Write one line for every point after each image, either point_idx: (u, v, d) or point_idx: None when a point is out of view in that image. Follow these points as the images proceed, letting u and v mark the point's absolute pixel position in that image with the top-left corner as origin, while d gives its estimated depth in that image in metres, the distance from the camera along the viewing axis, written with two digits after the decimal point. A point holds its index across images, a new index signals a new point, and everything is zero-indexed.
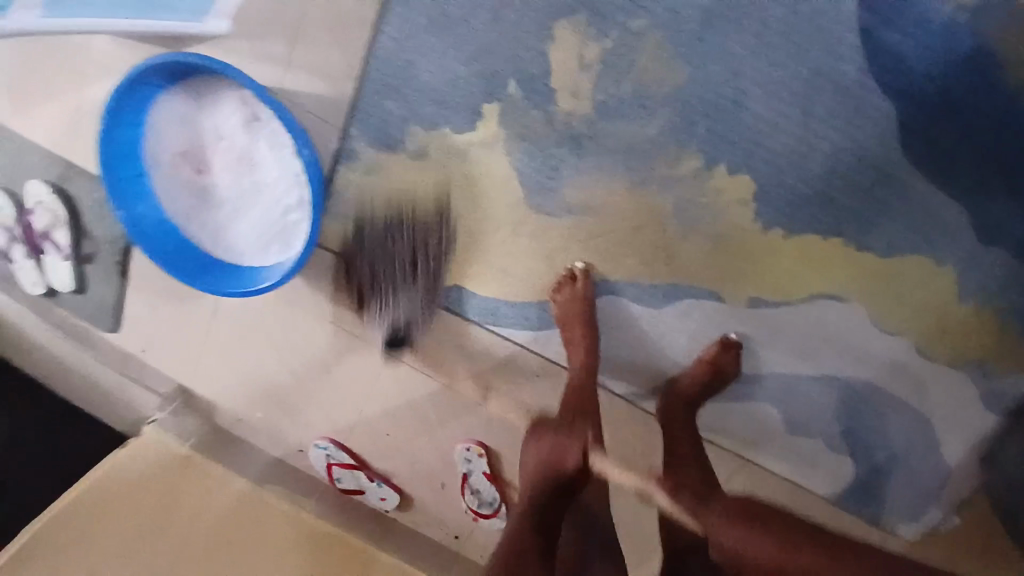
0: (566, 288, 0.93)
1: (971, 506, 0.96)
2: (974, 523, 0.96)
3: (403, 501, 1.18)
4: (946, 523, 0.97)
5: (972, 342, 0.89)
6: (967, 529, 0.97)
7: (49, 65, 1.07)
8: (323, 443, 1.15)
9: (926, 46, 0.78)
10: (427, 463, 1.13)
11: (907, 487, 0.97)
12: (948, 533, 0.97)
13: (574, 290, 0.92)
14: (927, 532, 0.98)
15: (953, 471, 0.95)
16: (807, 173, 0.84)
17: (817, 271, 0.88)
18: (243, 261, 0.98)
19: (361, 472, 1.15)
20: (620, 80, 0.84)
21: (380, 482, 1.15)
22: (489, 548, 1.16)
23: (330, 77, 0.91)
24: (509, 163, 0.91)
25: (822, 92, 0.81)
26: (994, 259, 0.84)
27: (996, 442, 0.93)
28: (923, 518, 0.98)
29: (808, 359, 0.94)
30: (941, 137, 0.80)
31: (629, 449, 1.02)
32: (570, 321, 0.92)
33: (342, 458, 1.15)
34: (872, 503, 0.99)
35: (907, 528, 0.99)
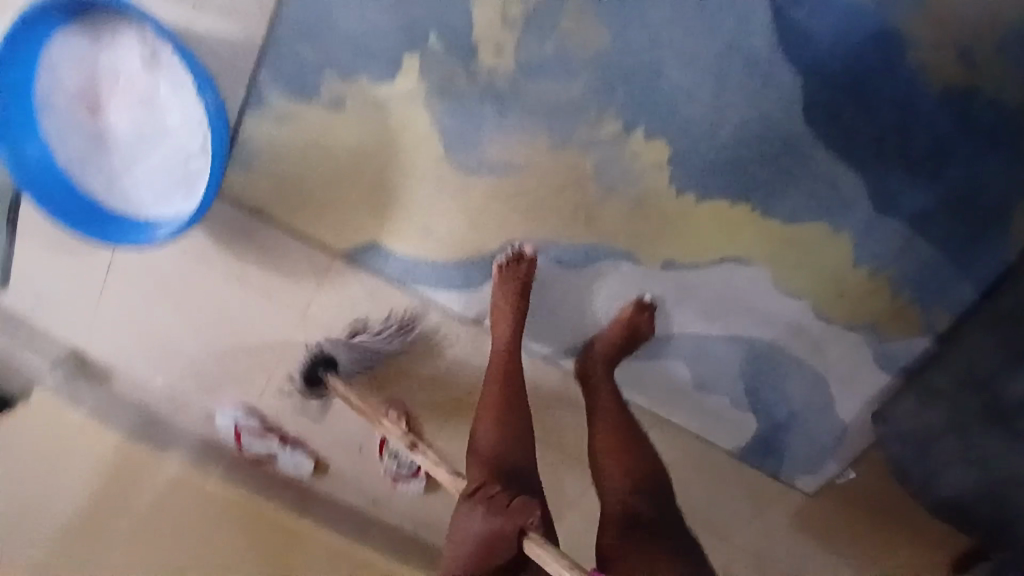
0: (508, 267, 0.93)
1: (857, 459, 1.05)
2: (857, 474, 1.06)
3: (318, 468, 1.14)
4: (836, 477, 1.06)
5: (862, 304, 0.96)
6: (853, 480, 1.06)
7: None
8: (232, 409, 1.11)
9: (832, 21, 0.81)
10: (350, 427, 1.13)
11: (802, 443, 1.05)
12: (836, 483, 1.07)
13: (517, 269, 0.93)
14: (819, 484, 1.07)
15: (842, 426, 1.04)
16: (719, 140, 0.86)
17: (728, 236, 0.92)
18: (144, 212, 0.91)
19: (273, 439, 1.12)
20: (543, 39, 0.84)
21: (293, 449, 1.12)
22: (410, 512, 1.16)
23: (239, 16, 0.85)
24: (431, 120, 0.89)
25: (734, 62, 0.83)
26: (885, 227, 0.91)
27: (880, 399, 1.02)
28: (817, 473, 1.06)
29: (716, 320, 0.99)
30: (845, 109, 0.85)
31: (548, 410, 1.05)
32: (506, 295, 0.93)
33: (253, 425, 1.11)
34: (771, 457, 1.06)
35: (800, 480, 1.07)
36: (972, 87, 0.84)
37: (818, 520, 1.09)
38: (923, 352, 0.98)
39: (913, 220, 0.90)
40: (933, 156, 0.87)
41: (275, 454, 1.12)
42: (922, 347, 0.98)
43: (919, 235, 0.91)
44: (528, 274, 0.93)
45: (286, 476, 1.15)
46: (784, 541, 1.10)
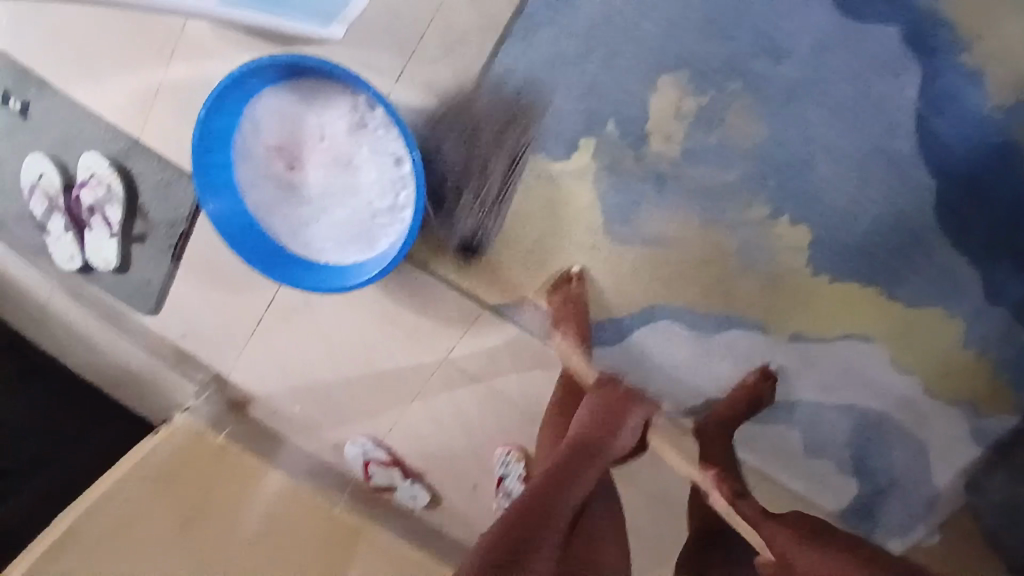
0: (561, 288, 1.01)
1: (948, 527, 1.11)
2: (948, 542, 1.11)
3: (432, 502, 1.19)
4: (924, 541, 1.12)
5: (967, 384, 1.04)
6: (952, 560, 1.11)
7: (136, 33, 1.05)
8: (362, 440, 1.17)
9: (968, 135, 0.91)
10: (466, 467, 1.15)
11: (899, 507, 1.12)
12: (928, 549, 1.12)
13: (569, 289, 1.01)
14: (910, 549, 1.13)
15: (937, 494, 1.10)
16: (855, 229, 0.96)
17: (853, 317, 1.02)
18: (321, 258, 0.99)
19: (396, 470, 1.17)
20: (709, 131, 0.94)
21: (413, 481, 1.17)
22: None
23: (437, 94, 0.97)
24: (595, 195, 0.98)
25: (876, 162, 0.93)
26: (994, 316, 1.00)
27: (975, 470, 1.08)
28: (906, 536, 1.12)
29: (832, 391, 1.07)
30: (969, 209, 0.95)
31: (662, 463, 1.10)
32: (564, 319, 1.00)
33: (379, 455, 1.16)
34: (869, 519, 1.13)
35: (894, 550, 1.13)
36: None
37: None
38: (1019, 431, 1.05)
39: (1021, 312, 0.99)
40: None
41: (396, 485, 1.18)
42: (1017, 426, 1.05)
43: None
44: (578, 281, 1.01)
45: (402, 505, 1.20)
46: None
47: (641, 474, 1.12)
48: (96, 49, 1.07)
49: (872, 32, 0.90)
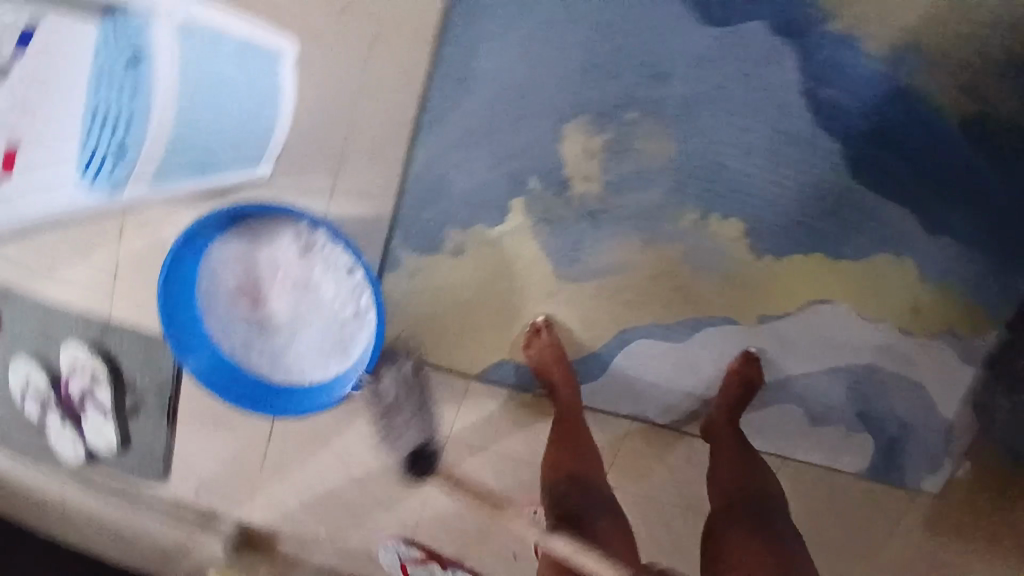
0: (535, 341, 1.04)
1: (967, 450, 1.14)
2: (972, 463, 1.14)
3: None
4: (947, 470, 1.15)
5: (939, 315, 1.08)
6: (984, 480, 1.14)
7: (80, 225, 1.11)
8: (393, 543, 1.13)
9: (852, 96, 0.99)
10: (502, 536, 1.16)
11: (918, 446, 1.14)
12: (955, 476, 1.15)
13: (541, 339, 1.04)
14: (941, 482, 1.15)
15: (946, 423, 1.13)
16: (783, 206, 1.02)
17: (811, 284, 1.06)
18: (305, 379, 1.02)
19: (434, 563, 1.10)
20: (622, 160, 1.00)
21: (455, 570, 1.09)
22: None
23: (370, 199, 1.03)
24: (540, 245, 1.03)
25: (780, 143, 1.00)
26: (940, 245, 1.05)
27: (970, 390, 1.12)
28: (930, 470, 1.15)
29: (817, 357, 1.11)
30: (879, 159, 1.01)
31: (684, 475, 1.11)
32: (546, 366, 1.03)
33: (413, 554, 1.12)
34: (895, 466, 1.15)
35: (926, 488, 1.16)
36: (984, 118, 0.99)
37: (959, 523, 1.16)
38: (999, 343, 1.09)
39: (963, 235, 1.04)
40: (971, 180, 1.02)
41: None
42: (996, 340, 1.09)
43: (974, 246, 1.05)
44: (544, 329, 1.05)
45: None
46: (928, 547, 1.18)
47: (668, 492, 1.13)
48: (46, 251, 1.12)
49: (744, 33, 0.97)
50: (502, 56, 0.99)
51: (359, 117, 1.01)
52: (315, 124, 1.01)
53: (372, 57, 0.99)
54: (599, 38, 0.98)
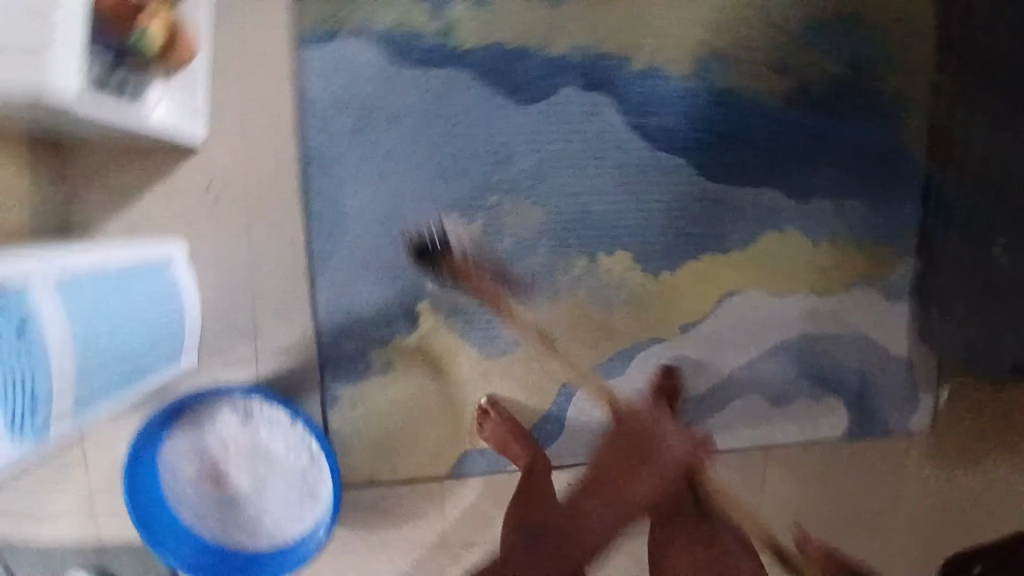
0: (487, 422, 1.09)
1: (918, 375, 1.21)
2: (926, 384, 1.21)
3: None
4: (908, 399, 1.21)
5: (839, 268, 1.17)
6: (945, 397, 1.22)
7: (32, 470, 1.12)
8: None
9: (676, 113, 1.07)
10: None
11: (877, 387, 1.21)
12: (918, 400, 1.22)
13: (493, 418, 1.09)
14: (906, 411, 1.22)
15: (888, 356, 1.20)
16: (658, 225, 1.10)
17: (714, 283, 1.14)
18: (286, 534, 1.07)
19: None
20: (501, 238, 1.08)
21: None
22: None
23: (293, 351, 1.08)
24: (458, 337, 1.09)
25: (631, 174, 1.08)
26: (813, 207, 1.14)
27: (899, 320, 1.20)
28: (893, 406, 1.21)
29: (748, 345, 1.17)
30: (726, 156, 1.10)
31: None
32: (506, 441, 1.08)
33: None
34: (864, 412, 1.21)
35: (903, 424, 1.22)
36: (801, 90, 1.10)
37: (940, 442, 1.23)
38: (901, 272, 1.18)
39: (829, 191, 1.14)
40: (812, 147, 1.12)
41: None
42: (895, 270, 1.18)
43: (846, 198, 1.14)
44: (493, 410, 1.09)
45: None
46: (924, 473, 1.24)
47: None
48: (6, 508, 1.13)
49: (562, 96, 1.05)
50: (357, 190, 1.04)
51: (257, 282, 1.07)
52: (219, 302, 1.07)
53: (250, 230, 1.05)
54: (438, 145, 1.04)
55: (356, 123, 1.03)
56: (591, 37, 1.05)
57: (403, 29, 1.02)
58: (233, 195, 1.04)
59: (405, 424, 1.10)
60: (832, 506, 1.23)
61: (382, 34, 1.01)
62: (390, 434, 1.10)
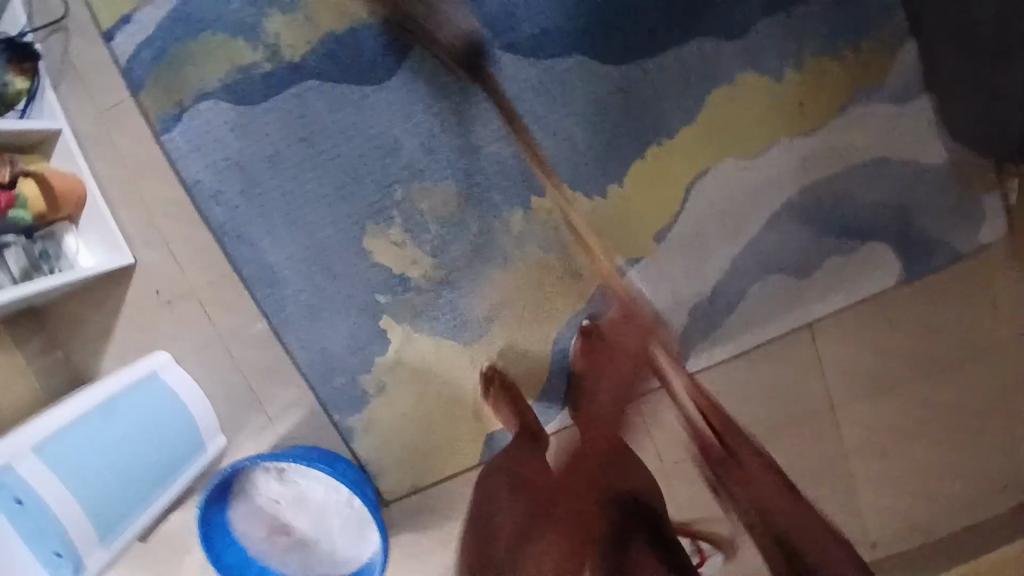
0: (491, 390, 1.04)
1: (958, 172, 1.02)
2: (974, 180, 1.02)
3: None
4: (954, 205, 1.03)
5: (819, 95, 0.98)
6: (1010, 191, 1.03)
7: None
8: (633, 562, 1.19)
9: (547, 12, 0.94)
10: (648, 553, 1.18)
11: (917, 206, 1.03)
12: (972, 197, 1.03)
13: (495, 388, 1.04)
14: (959, 222, 1.03)
15: (915, 167, 1.01)
16: (584, 140, 0.97)
17: (672, 174, 0.99)
18: (363, 556, 1.13)
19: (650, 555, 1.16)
20: (427, 227, 1.01)
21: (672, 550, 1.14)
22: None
23: (296, 404, 1.11)
24: (431, 336, 1.05)
25: (530, 100, 0.96)
26: (757, 40, 0.96)
27: (912, 123, 1.00)
28: (943, 221, 1.03)
29: (744, 223, 1.01)
30: (628, 30, 0.94)
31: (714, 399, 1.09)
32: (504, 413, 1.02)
33: None
34: (910, 241, 1.03)
35: (973, 242, 1.04)
36: None
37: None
38: (892, 68, 0.98)
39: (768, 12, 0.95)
40: None
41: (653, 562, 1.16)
42: (885, 68, 0.98)
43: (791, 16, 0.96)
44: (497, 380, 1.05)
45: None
46: (1010, 280, 1.06)
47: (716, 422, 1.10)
48: None
49: (418, 56, 0.95)
50: (273, 241, 1.02)
51: (239, 355, 1.10)
52: (216, 386, 1.11)
53: (209, 315, 1.09)
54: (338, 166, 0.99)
55: (242, 182, 1.00)
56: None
57: (238, 69, 0.96)
58: (180, 292, 1.08)
59: (422, 432, 1.10)
60: (909, 356, 1.09)
61: (222, 83, 0.97)
62: (413, 447, 1.10)
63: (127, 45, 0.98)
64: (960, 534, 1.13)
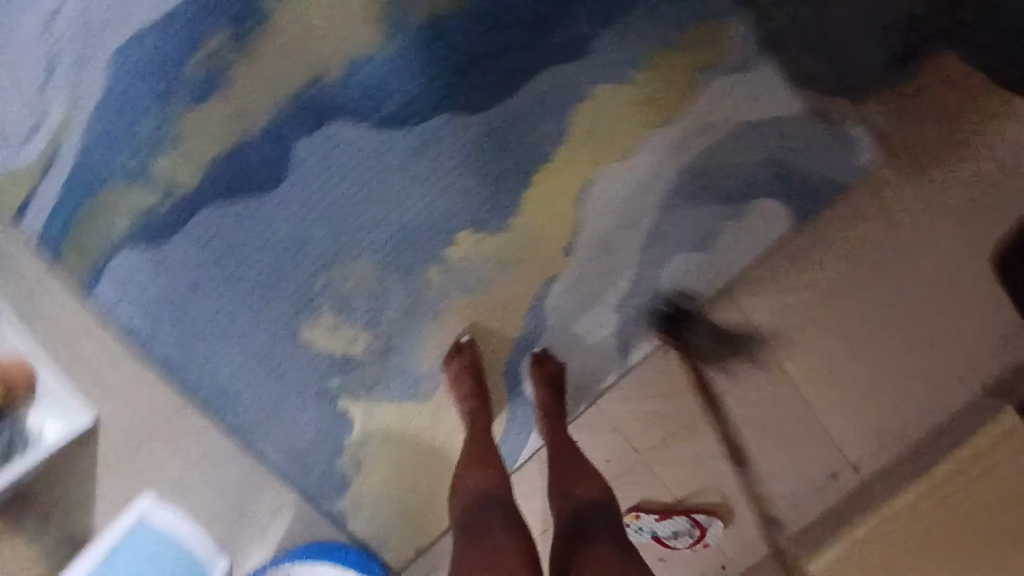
0: (457, 359, 1.07)
1: (821, 115, 1.10)
2: (837, 117, 1.10)
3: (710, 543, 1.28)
4: (829, 143, 1.11)
5: (672, 83, 1.05)
6: (875, 113, 1.12)
7: None
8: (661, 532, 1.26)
9: (402, 82, 0.98)
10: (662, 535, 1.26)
11: (791, 155, 1.11)
12: (846, 130, 1.11)
13: (462, 359, 1.07)
14: (836, 155, 1.11)
15: (782, 122, 1.09)
16: (473, 186, 1.04)
17: (562, 193, 1.07)
18: None
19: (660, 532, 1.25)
20: (356, 305, 1.05)
21: (680, 521, 1.24)
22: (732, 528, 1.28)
23: (286, 501, 1.15)
24: (390, 402, 1.10)
25: (413, 165, 1.02)
26: (600, 53, 1.02)
27: (764, 83, 1.07)
28: (821, 161, 1.11)
29: (638, 217, 1.10)
30: (482, 76, 1.00)
31: (662, 377, 1.21)
32: (467, 387, 1.07)
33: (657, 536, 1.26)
34: (792, 188, 1.12)
35: (852, 170, 1.12)
36: None
37: (902, 158, 1.13)
38: (732, 43, 1.05)
39: (603, 25, 1.02)
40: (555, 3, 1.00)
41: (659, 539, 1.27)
42: (725, 45, 1.05)
43: (628, 19, 1.02)
44: (469, 356, 1.07)
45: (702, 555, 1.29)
46: (897, 194, 1.14)
47: (671, 396, 1.21)
48: None
49: (301, 154, 0.99)
50: (220, 360, 1.05)
51: (217, 475, 1.13)
52: (203, 512, 1.13)
53: (178, 447, 1.11)
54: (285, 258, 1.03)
55: (175, 314, 1.03)
56: (277, 80, 0.97)
57: (141, 213, 1.01)
58: (147, 434, 1.10)
59: (409, 492, 1.14)
60: (827, 287, 1.18)
61: (127, 232, 1.01)
62: (405, 507, 1.15)
63: (32, 223, 1.04)
64: (926, 432, 1.22)
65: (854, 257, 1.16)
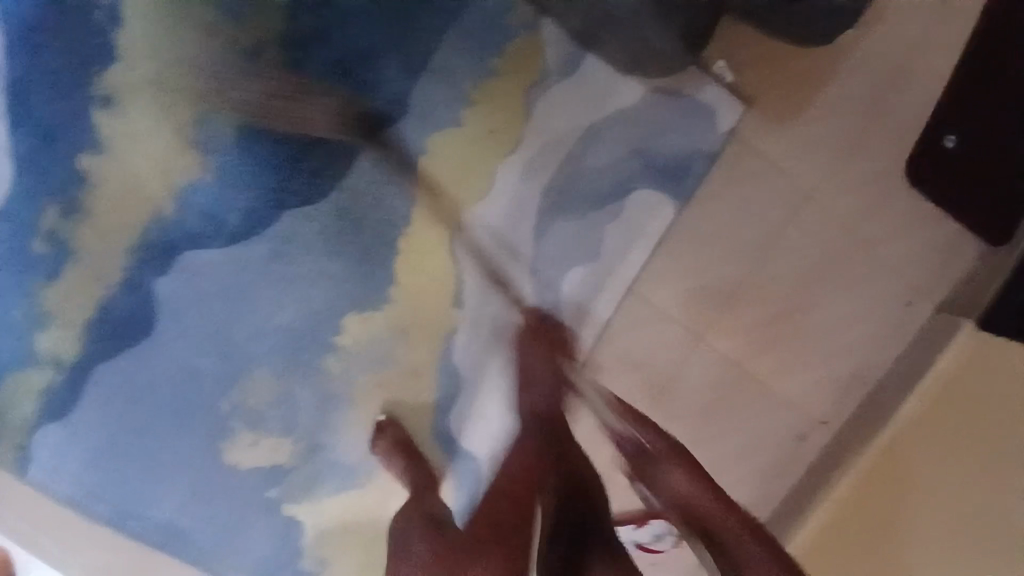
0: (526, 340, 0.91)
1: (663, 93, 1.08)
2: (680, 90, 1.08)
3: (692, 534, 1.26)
4: (680, 117, 1.09)
5: (503, 110, 1.04)
6: (722, 71, 1.08)
7: None
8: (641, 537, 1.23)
9: (235, 196, 0.99)
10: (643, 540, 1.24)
11: (645, 140, 1.09)
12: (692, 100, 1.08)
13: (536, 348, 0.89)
14: (690, 127, 1.09)
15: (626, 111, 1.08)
16: (339, 272, 1.04)
17: (430, 249, 1.07)
18: None
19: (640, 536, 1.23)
20: (267, 414, 1.07)
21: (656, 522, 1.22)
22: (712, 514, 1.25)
23: None
24: (331, 494, 1.12)
25: (274, 268, 1.02)
26: (420, 106, 1.01)
27: (595, 82, 1.07)
28: (677, 137, 1.09)
29: (516, 249, 1.09)
30: (309, 164, 1.00)
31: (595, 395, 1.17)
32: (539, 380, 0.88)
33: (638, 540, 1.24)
34: (658, 172, 1.10)
35: (716, 136, 1.09)
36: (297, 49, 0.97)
37: (762, 107, 1.10)
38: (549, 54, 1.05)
39: (414, 78, 1.01)
40: (357, 72, 0.98)
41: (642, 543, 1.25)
42: (542, 58, 1.05)
43: (435, 66, 1.01)
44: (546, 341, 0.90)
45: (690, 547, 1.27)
46: (768, 145, 1.11)
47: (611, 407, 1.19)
48: None
49: (164, 292, 1.01)
50: (160, 503, 1.08)
51: None
52: None
53: None
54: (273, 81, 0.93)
55: (104, 474, 1.05)
56: (118, 227, 0.98)
57: (41, 391, 1.01)
58: None
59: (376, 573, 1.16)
60: (729, 254, 1.14)
61: (34, 414, 1.02)
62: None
63: None
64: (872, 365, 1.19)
65: (746, 215, 1.12)
